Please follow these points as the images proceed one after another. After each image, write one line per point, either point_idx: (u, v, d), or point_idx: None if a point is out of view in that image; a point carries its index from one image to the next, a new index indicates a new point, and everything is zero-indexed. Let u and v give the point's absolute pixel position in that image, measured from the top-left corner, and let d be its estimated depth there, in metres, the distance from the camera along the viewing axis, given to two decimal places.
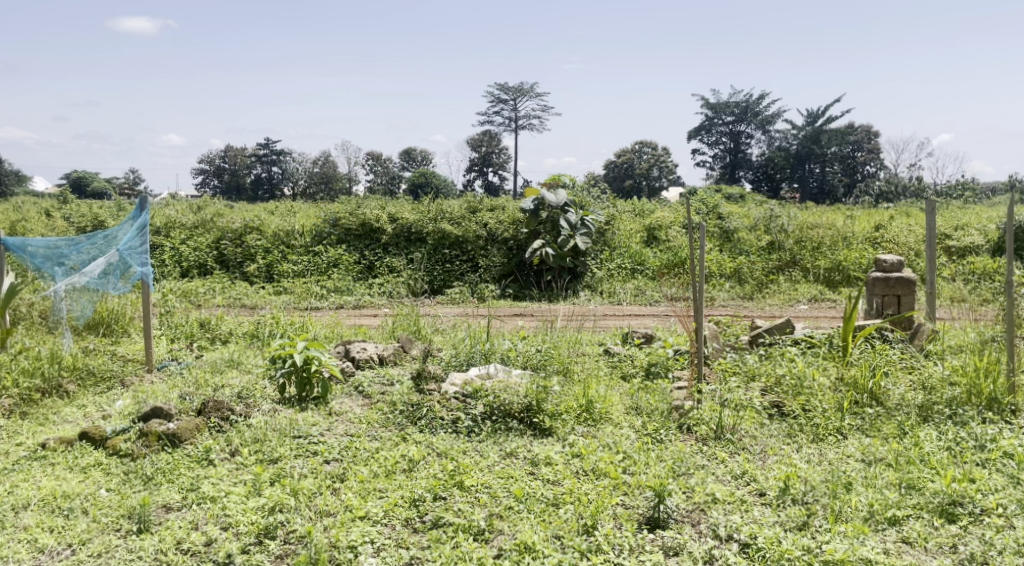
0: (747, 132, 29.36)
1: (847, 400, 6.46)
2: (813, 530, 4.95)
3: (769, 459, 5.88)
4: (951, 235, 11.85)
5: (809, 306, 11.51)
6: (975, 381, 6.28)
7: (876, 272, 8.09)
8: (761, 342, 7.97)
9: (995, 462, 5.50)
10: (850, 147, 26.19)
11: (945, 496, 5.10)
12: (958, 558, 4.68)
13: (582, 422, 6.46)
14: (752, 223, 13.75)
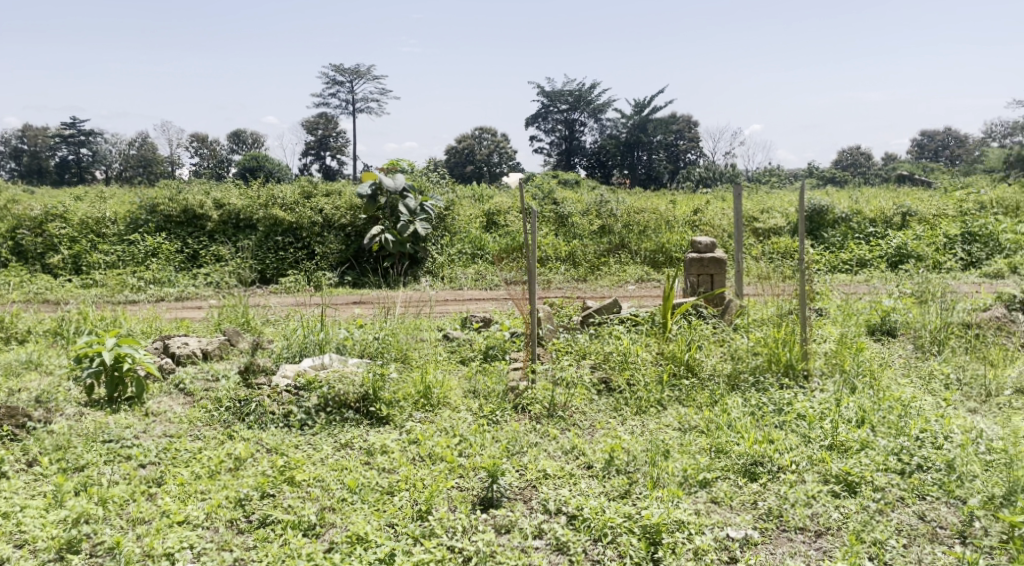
0: (581, 120, 30.26)
1: (666, 372, 6.82)
2: (634, 497, 5.22)
3: (597, 433, 6.14)
4: (758, 217, 12.74)
5: (637, 286, 12.06)
6: (774, 350, 6.80)
7: (691, 252, 8.55)
8: (592, 321, 8.20)
9: (790, 423, 5.96)
10: (674, 136, 27.51)
11: (748, 458, 5.51)
12: (758, 513, 5.06)
13: (419, 408, 6.46)
14: (584, 208, 14.18)
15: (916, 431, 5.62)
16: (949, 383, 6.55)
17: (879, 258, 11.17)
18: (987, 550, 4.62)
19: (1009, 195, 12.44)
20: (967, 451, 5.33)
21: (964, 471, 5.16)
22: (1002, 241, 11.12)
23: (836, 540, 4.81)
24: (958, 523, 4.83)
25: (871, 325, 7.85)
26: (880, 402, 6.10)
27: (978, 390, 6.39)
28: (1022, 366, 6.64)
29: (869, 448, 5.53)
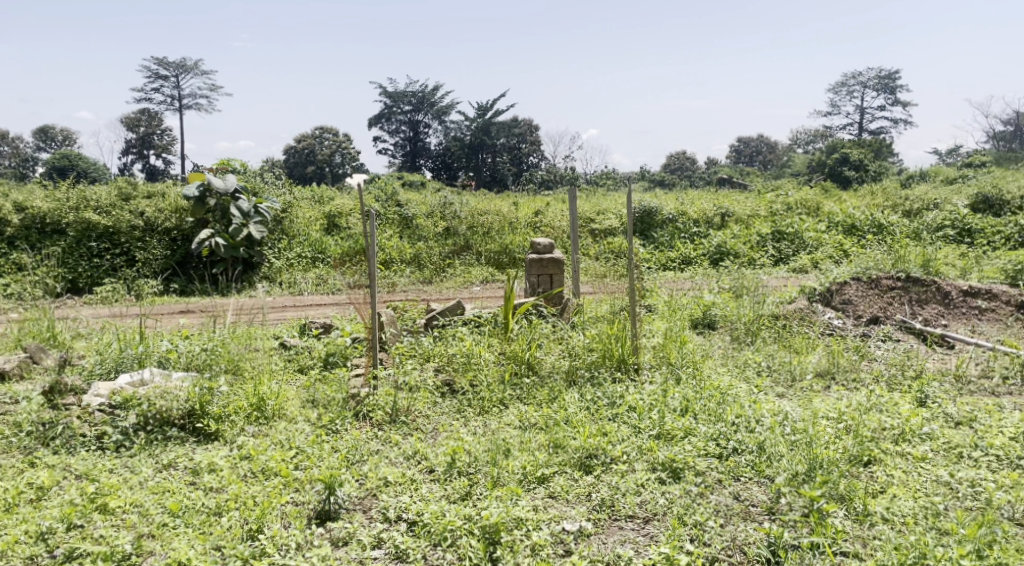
0: (424, 122, 30.14)
1: (507, 371, 6.83)
2: (474, 498, 5.19)
3: (440, 436, 6.07)
4: (594, 219, 13.11)
5: (482, 287, 12.09)
6: (607, 346, 6.97)
7: (531, 253, 8.63)
8: (435, 324, 8.13)
9: (622, 415, 6.12)
10: (516, 139, 27.90)
11: (583, 451, 5.60)
12: (592, 504, 5.15)
13: (252, 422, 6.14)
14: (428, 210, 14.07)
15: (733, 417, 5.89)
16: (760, 370, 6.94)
17: (702, 255, 11.75)
18: (791, 524, 4.84)
19: (812, 198, 13.46)
20: (775, 432, 5.61)
21: (773, 451, 5.43)
22: (806, 238, 11.93)
23: (661, 525, 4.96)
24: (767, 500, 5.07)
25: (694, 319, 8.19)
26: (702, 391, 6.36)
27: (786, 375, 6.79)
28: (822, 352, 7.11)
29: (692, 435, 5.75)
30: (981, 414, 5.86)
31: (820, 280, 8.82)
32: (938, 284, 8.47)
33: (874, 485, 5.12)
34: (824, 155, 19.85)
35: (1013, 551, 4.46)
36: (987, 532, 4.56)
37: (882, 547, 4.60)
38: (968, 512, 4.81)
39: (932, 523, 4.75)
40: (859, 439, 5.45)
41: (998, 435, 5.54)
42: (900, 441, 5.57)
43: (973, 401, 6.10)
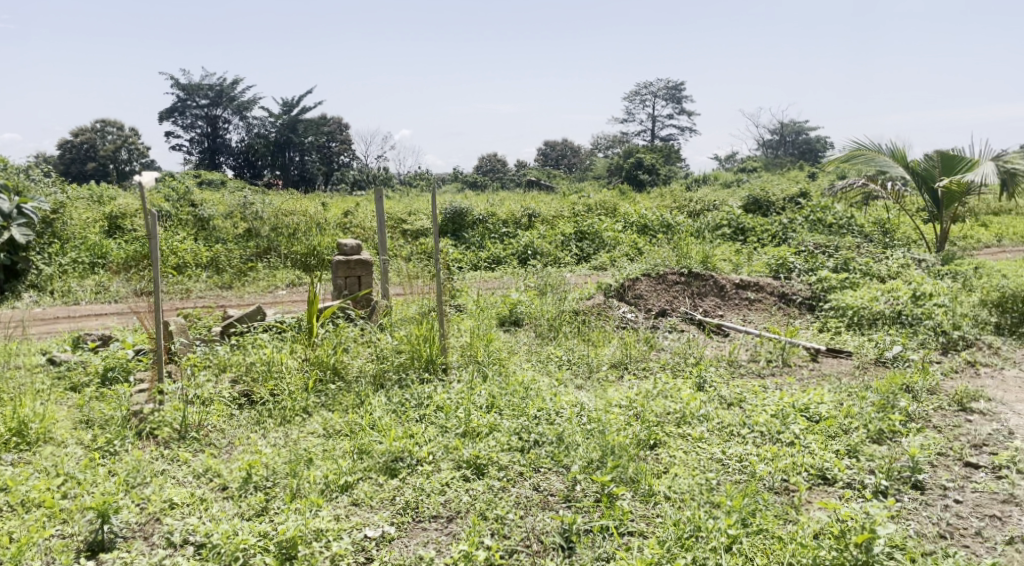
0: (223, 117, 28.68)
1: (312, 379, 6.58)
2: (271, 514, 4.94)
3: (235, 451, 5.72)
4: (406, 219, 12.96)
5: (288, 291, 11.60)
6: (416, 347, 6.85)
7: (337, 255, 8.34)
8: (232, 331, 7.64)
9: (429, 416, 6.03)
10: (325, 137, 27.29)
11: (388, 454, 5.46)
12: (396, 508, 5.04)
13: (11, 450, 5.50)
14: (227, 210, 13.31)
15: (534, 411, 5.96)
16: (561, 364, 7.10)
17: (510, 255, 11.93)
18: (585, 509, 4.98)
19: (611, 200, 14.08)
20: (572, 423, 5.75)
21: (570, 441, 5.52)
22: (606, 237, 12.38)
23: (464, 522, 4.92)
24: (563, 488, 5.14)
25: (501, 317, 8.24)
26: (505, 388, 6.39)
27: (584, 367, 6.99)
28: (617, 344, 7.41)
29: (496, 431, 5.75)
30: (749, 395, 6.24)
31: (614, 276, 9.17)
32: (715, 278, 9.02)
33: (657, 466, 5.32)
34: (621, 159, 20.79)
35: (772, 518, 4.75)
36: (750, 502, 4.84)
37: (661, 523, 4.79)
38: (735, 484, 5.08)
39: (705, 497, 4.99)
40: (645, 424, 5.70)
41: (762, 413, 5.87)
42: (680, 424, 5.82)
43: (742, 383, 6.50)
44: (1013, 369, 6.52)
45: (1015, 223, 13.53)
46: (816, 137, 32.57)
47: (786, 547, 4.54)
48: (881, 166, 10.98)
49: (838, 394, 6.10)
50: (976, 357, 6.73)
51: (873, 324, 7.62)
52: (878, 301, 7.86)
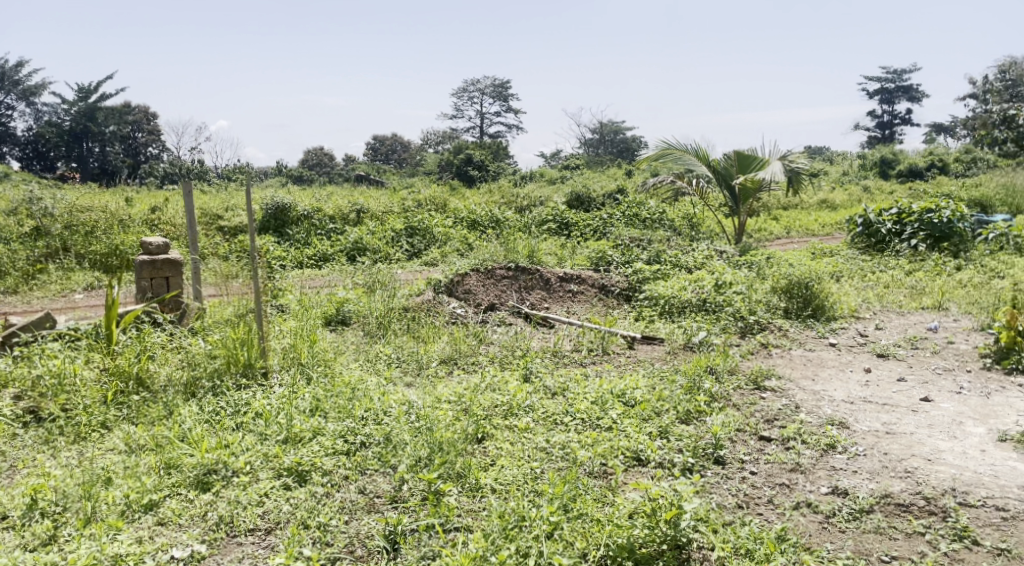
0: (6, 103, 26.13)
1: (110, 391, 5.96)
2: (60, 542, 4.48)
3: (19, 475, 5.15)
4: (223, 215, 12.27)
5: (85, 295, 10.64)
6: (231, 351, 6.30)
7: (141, 254, 7.59)
8: (15, 342, 6.79)
9: (247, 424, 5.58)
10: (128, 127, 25.66)
11: (200, 468, 5.02)
12: (207, 525, 4.64)
13: None
14: (11, 207, 12.07)
15: (361, 411, 5.57)
16: (390, 362, 6.75)
17: (338, 252, 11.51)
18: (412, 509, 4.70)
19: (441, 195, 13.98)
20: (400, 422, 5.42)
21: (397, 441, 5.20)
22: (436, 233, 12.14)
23: (283, 534, 4.58)
24: (390, 490, 4.84)
25: (327, 316, 7.81)
26: (331, 389, 5.99)
27: (413, 365, 6.67)
28: (446, 340, 7.15)
29: (320, 435, 5.37)
30: (571, 384, 6.14)
31: (444, 270, 8.89)
32: (541, 272, 8.91)
33: (484, 459, 5.08)
34: (450, 155, 20.72)
35: (592, 501, 4.61)
36: (571, 488, 4.68)
37: (486, 516, 4.54)
38: (557, 472, 4.93)
39: (530, 486, 4.79)
40: (473, 418, 5.44)
41: (583, 400, 5.79)
42: (507, 416, 5.62)
43: (565, 372, 6.45)
44: (798, 348, 7.02)
45: (802, 217, 14.67)
46: (633, 136, 34.01)
47: (603, 528, 4.38)
48: (686, 163, 11.53)
49: (650, 379, 6.22)
50: (769, 339, 7.19)
51: (681, 312, 7.98)
52: (686, 289, 8.22)
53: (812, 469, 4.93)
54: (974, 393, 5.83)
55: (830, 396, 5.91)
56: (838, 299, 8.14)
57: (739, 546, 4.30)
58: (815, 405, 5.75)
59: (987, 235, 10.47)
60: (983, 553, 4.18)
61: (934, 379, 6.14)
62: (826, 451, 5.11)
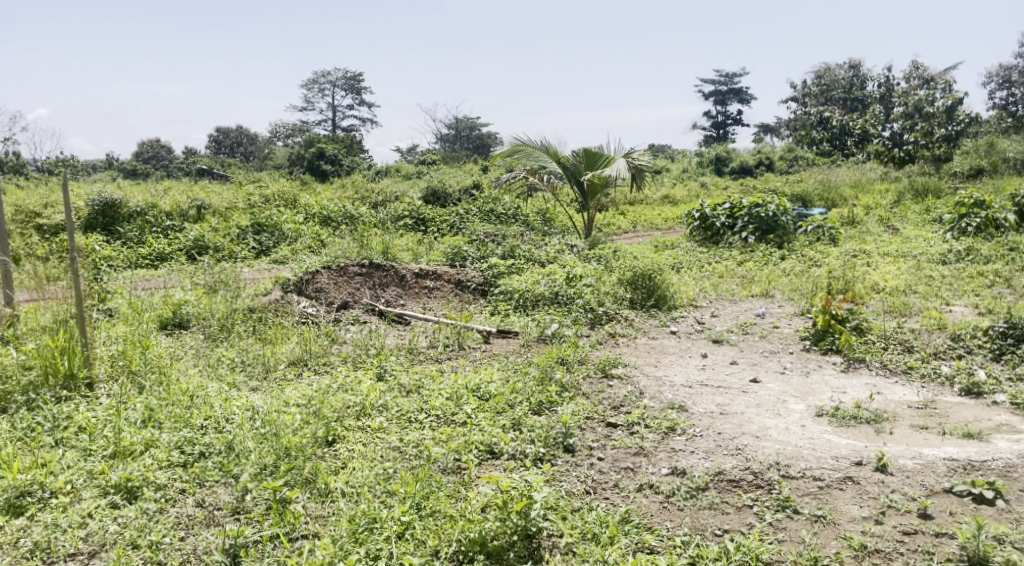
0: None
1: None
2: None
3: None
4: (42, 212, 11.44)
5: None
6: (49, 361, 5.85)
7: None
8: None
9: (68, 440, 5.23)
10: None
11: (11, 491, 4.66)
12: (19, 553, 4.31)
13: None
14: None
15: (200, 420, 5.38)
16: (233, 366, 6.49)
17: (177, 250, 10.99)
18: (254, 520, 4.53)
19: (289, 191, 13.58)
20: (244, 428, 5.20)
21: (242, 449, 4.99)
22: (286, 229, 11.83)
23: (108, 556, 4.31)
24: (231, 500, 4.65)
25: (162, 320, 7.42)
26: (167, 398, 5.69)
27: (259, 367, 6.46)
28: (296, 340, 7.00)
29: (153, 447, 5.11)
30: (426, 380, 6.06)
31: (292, 269, 8.64)
32: (396, 268, 8.79)
33: (335, 463, 4.96)
34: (298, 148, 20.15)
35: (444, 498, 4.54)
36: (423, 485, 4.62)
37: (336, 521, 4.43)
38: (410, 470, 4.82)
39: (382, 487, 4.69)
40: (323, 422, 5.28)
41: (437, 396, 5.72)
42: (359, 416, 5.49)
43: (420, 369, 6.37)
44: (643, 337, 7.33)
45: (647, 212, 15.28)
46: (487, 132, 34.33)
47: (456, 524, 4.32)
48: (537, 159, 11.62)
49: (504, 372, 6.21)
50: (616, 329, 7.45)
51: (535, 305, 8.06)
52: (539, 283, 8.30)
53: (653, 452, 5.01)
54: (795, 372, 6.31)
55: (670, 380, 6.18)
56: (678, 289, 8.57)
57: (586, 530, 4.29)
58: (657, 390, 5.97)
59: (807, 227, 11.32)
60: (803, 520, 4.27)
61: (762, 361, 6.60)
62: (667, 434, 5.24)
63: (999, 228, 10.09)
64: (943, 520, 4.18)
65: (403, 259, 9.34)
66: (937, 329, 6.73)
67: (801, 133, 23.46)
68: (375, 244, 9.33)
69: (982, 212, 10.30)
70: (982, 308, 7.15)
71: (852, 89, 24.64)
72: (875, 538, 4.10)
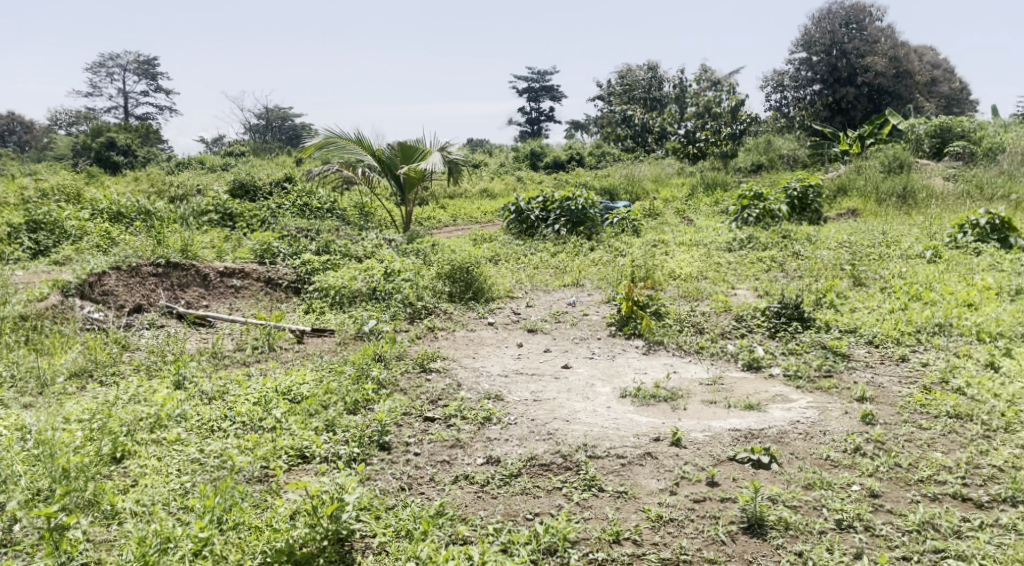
0: None
1: None
2: None
3: None
4: None
5: None
6: None
7: None
8: None
9: None
10: None
11: None
12: None
13: None
14: None
15: None
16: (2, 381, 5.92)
17: None
18: (25, 552, 4.15)
19: (72, 184, 12.50)
20: (14, 451, 4.69)
21: (7, 475, 4.47)
22: (69, 227, 10.87)
23: None
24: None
25: None
26: None
27: (34, 383, 5.93)
28: (78, 350, 6.48)
29: None
30: (230, 386, 5.77)
31: (71, 270, 7.75)
32: (196, 268, 8.27)
33: (123, 481, 4.65)
34: (84, 136, 18.60)
35: (247, 509, 4.33)
36: (224, 497, 4.34)
37: (122, 545, 4.15)
38: (210, 483, 4.61)
39: (178, 504, 4.46)
40: (108, 436, 4.91)
41: (243, 402, 5.45)
42: (153, 429, 5.15)
43: (224, 374, 6.06)
44: (462, 329, 7.38)
45: (465, 205, 15.44)
46: (298, 123, 33.30)
47: (261, 535, 4.17)
48: (351, 152, 11.38)
49: (318, 372, 5.99)
50: (435, 323, 7.42)
51: (352, 303, 7.87)
52: (356, 279, 8.11)
53: (469, 443, 5.06)
54: (602, 356, 6.63)
55: (487, 370, 6.25)
56: (494, 282, 8.72)
57: (399, 528, 4.29)
58: (474, 380, 6.00)
59: (613, 219, 11.91)
60: (607, 497, 4.50)
61: (573, 347, 6.87)
62: (483, 424, 5.29)
63: (775, 218, 11.07)
64: (727, 486, 4.54)
65: (205, 255, 8.84)
66: (723, 311, 7.29)
67: (607, 130, 24.57)
68: (172, 241, 8.66)
69: (760, 204, 11.27)
70: (760, 291, 7.82)
71: (651, 89, 26.10)
72: (669, 508, 4.38)
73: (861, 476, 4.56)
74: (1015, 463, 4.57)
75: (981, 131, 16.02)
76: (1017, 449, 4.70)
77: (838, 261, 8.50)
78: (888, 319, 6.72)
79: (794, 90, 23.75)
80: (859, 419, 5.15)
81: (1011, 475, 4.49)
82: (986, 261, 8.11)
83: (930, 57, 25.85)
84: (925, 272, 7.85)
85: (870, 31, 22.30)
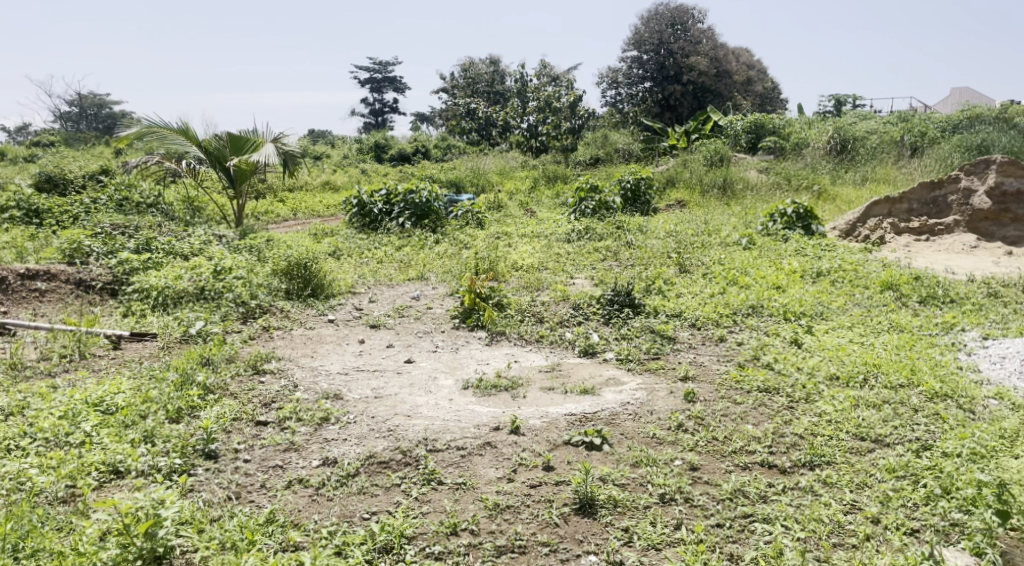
0: None
1: None
2: None
3: None
4: None
5: None
6: None
7: None
8: None
9: None
10: None
11: None
12: None
13: None
14: None
15: None
16: None
17: None
18: None
19: None
20: None
21: None
22: None
23: None
24: None
25: None
26: None
27: None
28: None
29: None
30: (32, 400, 5.35)
31: None
32: None
33: None
34: None
35: (50, 534, 4.04)
36: (20, 523, 4.03)
37: None
38: (6, 508, 4.25)
39: None
40: None
41: (47, 417, 5.06)
42: None
43: (26, 387, 5.60)
44: (299, 328, 7.21)
45: (305, 198, 15.07)
46: (121, 111, 31.24)
47: (64, 560, 3.88)
48: (173, 143, 10.79)
49: (136, 380, 5.67)
50: (270, 322, 7.21)
51: (177, 303, 7.49)
52: (182, 279, 7.74)
53: (305, 445, 4.97)
54: (446, 349, 6.67)
55: (325, 369, 6.14)
56: (335, 277, 8.56)
57: (223, 540, 4.11)
58: (312, 381, 5.88)
59: (456, 212, 11.98)
60: (445, 490, 4.55)
61: (415, 342, 6.87)
62: (320, 425, 5.20)
63: (610, 209, 11.51)
64: (562, 470, 4.70)
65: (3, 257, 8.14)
66: (562, 300, 7.52)
67: (451, 122, 24.64)
68: None
69: (596, 196, 11.66)
70: (596, 279, 8.12)
71: (494, 83, 26.40)
72: (506, 495, 4.48)
73: (683, 451, 4.84)
74: (814, 430, 4.98)
75: (791, 127, 17.28)
76: (815, 417, 5.12)
77: (666, 250, 8.95)
78: (708, 303, 7.14)
79: (627, 87, 24.70)
80: (683, 397, 5.46)
81: (810, 441, 4.88)
82: (793, 247, 8.78)
83: (746, 58, 27.55)
84: (742, 258, 8.40)
85: (693, 32, 23.56)
